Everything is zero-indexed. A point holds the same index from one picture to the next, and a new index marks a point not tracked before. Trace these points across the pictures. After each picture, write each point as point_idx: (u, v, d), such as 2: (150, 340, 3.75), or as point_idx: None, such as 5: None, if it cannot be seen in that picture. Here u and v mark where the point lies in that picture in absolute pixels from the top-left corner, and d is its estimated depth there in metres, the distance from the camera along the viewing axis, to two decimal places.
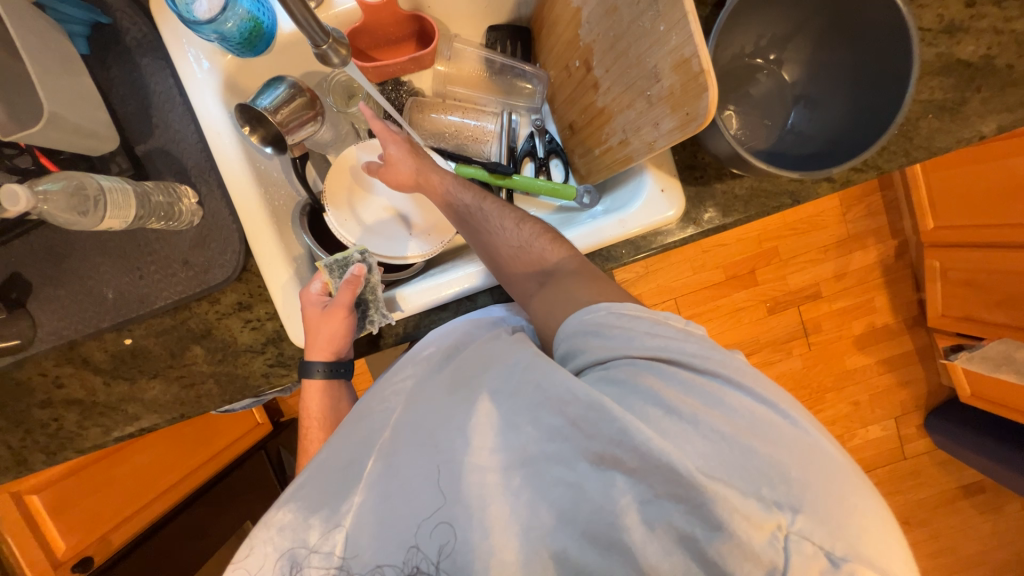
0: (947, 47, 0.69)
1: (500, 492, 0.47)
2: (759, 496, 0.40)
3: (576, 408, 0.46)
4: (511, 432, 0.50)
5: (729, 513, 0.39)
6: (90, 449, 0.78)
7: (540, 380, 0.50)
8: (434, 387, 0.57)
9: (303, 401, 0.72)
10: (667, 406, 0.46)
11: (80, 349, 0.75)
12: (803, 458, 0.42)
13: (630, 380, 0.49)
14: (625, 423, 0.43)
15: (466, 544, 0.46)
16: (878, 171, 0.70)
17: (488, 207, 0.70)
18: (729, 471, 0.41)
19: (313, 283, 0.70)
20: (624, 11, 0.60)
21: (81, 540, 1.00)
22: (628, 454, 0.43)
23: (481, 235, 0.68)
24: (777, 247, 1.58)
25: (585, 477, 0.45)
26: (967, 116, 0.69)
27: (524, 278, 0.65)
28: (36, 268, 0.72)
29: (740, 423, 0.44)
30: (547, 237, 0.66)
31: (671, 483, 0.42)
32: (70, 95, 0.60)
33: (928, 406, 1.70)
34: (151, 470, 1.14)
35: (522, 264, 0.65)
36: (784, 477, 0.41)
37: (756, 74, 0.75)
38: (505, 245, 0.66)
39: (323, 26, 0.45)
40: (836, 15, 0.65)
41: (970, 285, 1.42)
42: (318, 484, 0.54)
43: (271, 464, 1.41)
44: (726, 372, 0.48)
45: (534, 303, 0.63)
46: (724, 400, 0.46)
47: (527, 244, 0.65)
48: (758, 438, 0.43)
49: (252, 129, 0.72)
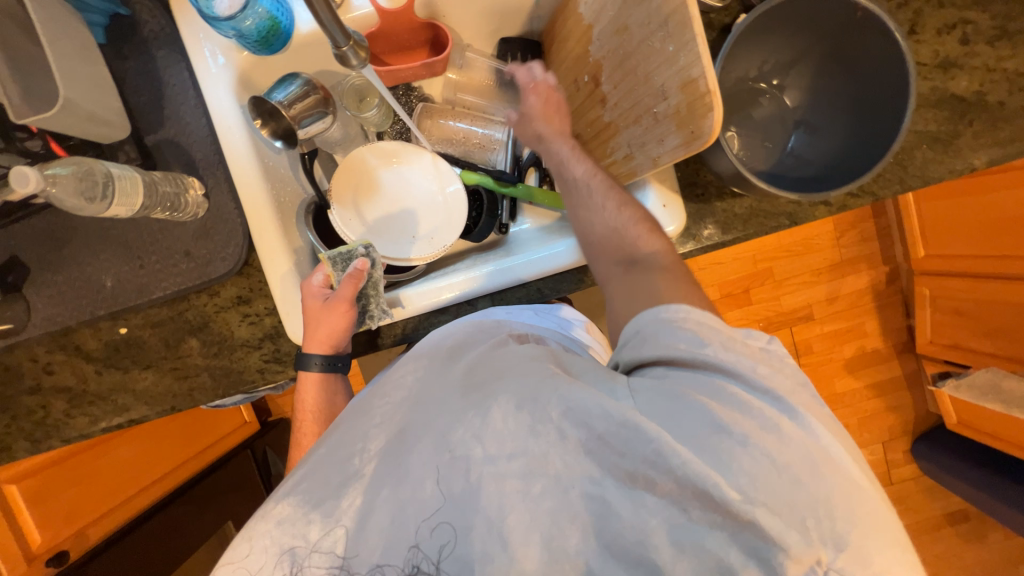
0: (941, 82, 0.72)
1: (520, 499, 0.46)
2: (802, 529, 0.40)
3: (606, 424, 0.45)
4: (531, 437, 0.47)
5: (764, 539, 0.40)
6: (75, 439, 0.77)
7: (566, 392, 0.47)
8: (448, 390, 0.55)
9: (298, 394, 0.72)
10: (714, 425, 0.44)
11: (73, 336, 0.74)
12: (854, 496, 0.41)
13: (684, 394, 0.46)
14: (661, 444, 0.43)
15: (486, 557, 0.46)
16: (873, 198, 0.72)
17: (596, 185, 0.64)
18: (772, 497, 0.41)
19: (315, 275, 0.71)
20: (634, 30, 0.61)
21: (57, 534, 0.97)
22: (663, 478, 0.43)
23: (581, 209, 0.64)
24: (772, 268, 1.61)
25: (612, 494, 0.44)
26: (959, 148, 0.71)
27: (609, 261, 0.61)
28: (35, 253, 0.71)
29: (794, 453, 0.42)
30: (645, 225, 0.61)
31: (706, 507, 0.42)
32: (85, 82, 0.61)
33: (915, 432, 1.72)
34: (133, 464, 1.13)
35: (610, 247, 0.61)
36: (829, 513, 0.40)
37: (759, 97, 0.77)
38: (600, 224, 0.62)
39: (344, 28, 0.45)
40: (837, 46, 0.67)
41: (958, 314, 1.45)
42: (319, 480, 0.53)
43: (257, 463, 1.42)
44: (792, 400, 0.45)
45: (614, 288, 0.59)
46: (780, 426, 0.43)
47: (622, 228, 0.61)
48: (811, 472, 0.42)
49: (263, 123, 0.70)
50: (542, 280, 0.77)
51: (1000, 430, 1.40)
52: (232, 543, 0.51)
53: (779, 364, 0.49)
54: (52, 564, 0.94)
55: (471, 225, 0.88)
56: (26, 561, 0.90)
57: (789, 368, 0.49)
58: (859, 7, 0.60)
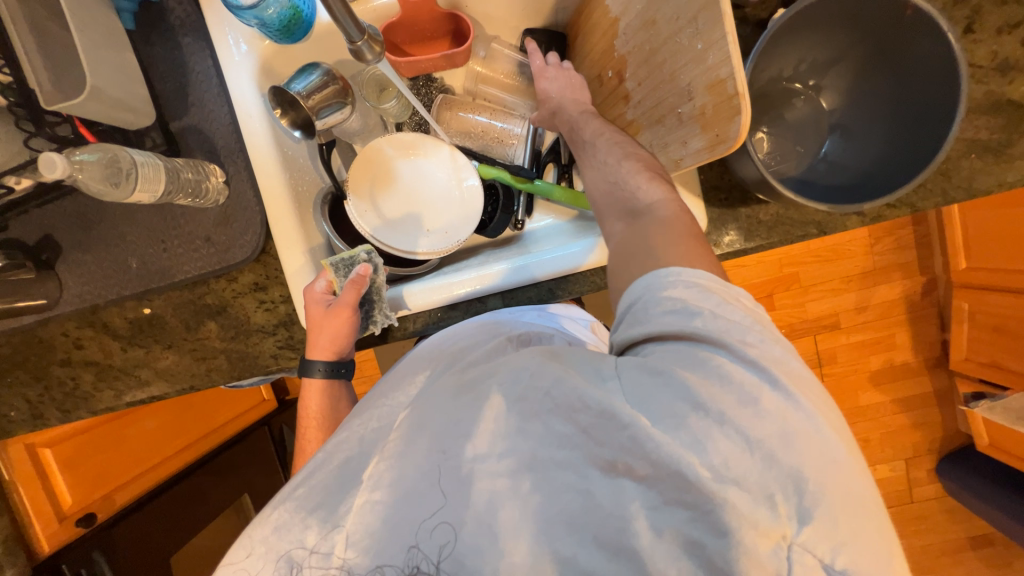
0: (998, 86, 0.66)
1: (509, 497, 0.44)
2: (770, 504, 0.38)
3: (588, 416, 0.43)
4: (519, 435, 0.45)
5: (736, 519, 0.38)
6: (101, 411, 0.81)
7: (549, 385, 0.45)
8: (442, 390, 0.54)
9: (302, 400, 0.73)
10: (691, 401, 0.41)
11: (102, 313, 0.78)
12: (830, 467, 0.39)
13: (665, 370, 0.43)
14: (637, 430, 0.41)
15: (476, 551, 0.44)
16: (911, 210, 0.68)
17: (601, 140, 0.65)
18: (744, 474, 0.39)
19: (318, 281, 0.70)
20: (662, 25, 0.58)
21: (86, 497, 1.03)
22: (639, 463, 0.41)
23: (587, 168, 0.65)
24: (798, 273, 1.55)
25: (595, 486, 0.42)
26: (1011, 159, 0.66)
27: (612, 216, 0.58)
28: (66, 233, 0.74)
29: (770, 429, 0.39)
30: (647, 174, 0.57)
31: (680, 490, 0.39)
32: (113, 69, 0.62)
33: (941, 451, 1.65)
34: (157, 435, 1.18)
35: (613, 201, 0.59)
36: (803, 490, 0.38)
37: (794, 98, 0.73)
38: (602, 180, 0.61)
39: (359, 23, 0.45)
40: (883, 45, 0.62)
41: (999, 331, 1.37)
42: (319, 483, 0.52)
43: (273, 441, 1.46)
44: (776, 371, 0.41)
45: (615, 241, 0.56)
46: (760, 400, 0.40)
47: (623, 180, 0.59)
48: (786, 449, 0.39)
49: (283, 112, 0.71)
50: (554, 280, 0.76)
51: None
52: (232, 547, 0.51)
53: (770, 329, 0.45)
54: (82, 525, 1.00)
55: (486, 220, 0.87)
56: (58, 521, 0.97)
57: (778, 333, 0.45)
58: (910, 4, 0.56)
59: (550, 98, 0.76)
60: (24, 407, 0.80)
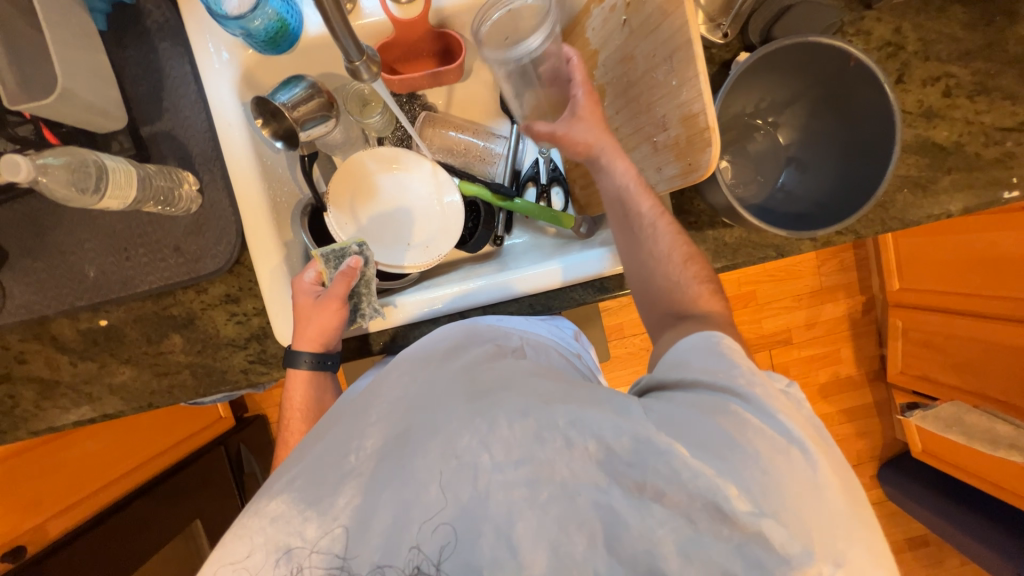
0: (924, 130, 0.75)
1: (527, 506, 0.47)
2: (804, 540, 0.41)
3: (618, 438, 0.47)
4: (537, 444, 0.48)
5: (767, 550, 0.41)
6: (43, 432, 0.74)
7: (579, 407, 0.49)
8: (456, 391, 0.57)
9: (286, 390, 0.72)
10: (725, 441, 0.45)
11: (50, 326, 0.72)
12: (851, 516, 0.43)
13: (700, 415, 0.48)
14: (673, 457, 0.44)
15: (495, 564, 0.46)
16: (856, 237, 0.75)
17: (661, 228, 0.65)
18: (778, 508, 0.42)
19: (308, 272, 0.71)
20: (639, 60, 0.63)
21: (15, 527, 0.92)
22: (673, 489, 0.44)
23: (639, 251, 0.65)
24: (754, 292, 1.65)
25: (620, 505, 0.45)
26: (937, 194, 0.75)
27: (662, 313, 0.64)
28: (15, 238, 0.69)
29: (796, 472, 0.44)
30: (706, 285, 0.64)
31: (714, 518, 0.43)
32: (85, 70, 0.60)
33: (881, 458, 1.78)
34: (101, 456, 1.10)
35: (668, 300, 0.64)
36: (830, 532, 0.42)
37: (755, 133, 0.80)
38: (662, 276, 0.64)
39: (359, 44, 0.46)
40: (829, 91, 0.70)
41: (927, 346, 1.51)
42: (313, 472, 0.54)
43: (229, 462, 1.39)
44: (804, 432, 0.46)
45: (668, 335, 0.62)
46: (789, 448, 0.45)
47: (681, 283, 0.64)
48: (811, 492, 0.43)
49: (264, 123, 0.70)
50: (534, 296, 0.78)
51: (963, 460, 1.46)
52: (221, 542, 0.51)
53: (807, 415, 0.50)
54: (8, 559, 0.89)
55: (467, 235, 0.89)
56: None
57: (807, 411, 0.50)
58: (853, 56, 0.63)
59: (595, 132, 0.65)
60: None
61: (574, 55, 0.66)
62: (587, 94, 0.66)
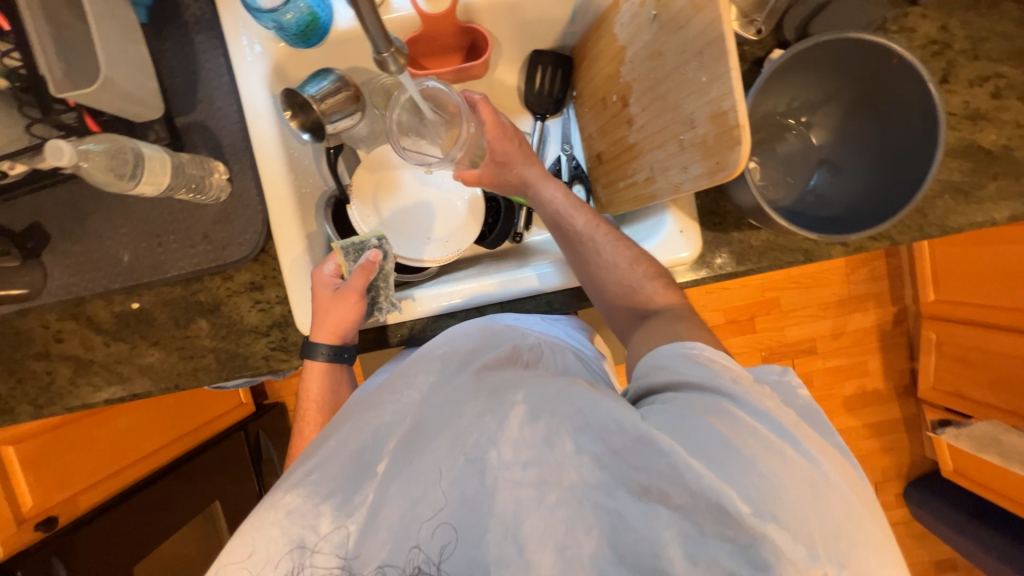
0: (969, 133, 0.72)
1: (535, 507, 0.47)
2: (810, 544, 0.40)
3: (621, 440, 0.46)
4: (546, 446, 0.48)
5: (774, 555, 0.40)
6: (76, 408, 0.78)
7: (581, 405, 0.49)
8: (460, 390, 0.56)
9: (304, 380, 0.74)
10: (723, 444, 0.44)
11: (86, 307, 0.75)
12: (854, 512, 0.42)
13: (692, 416, 0.47)
14: (675, 458, 0.43)
15: (501, 562, 0.47)
16: (891, 243, 0.73)
17: (600, 239, 0.70)
18: (782, 510, 0.41)
19: (327, 264, 0.72)
20: (668, 56, 0.61)
21: (47, 499, 0.97)
22: (675, 490, 0.43)
23: (590, 265, 0.70)
24: (778, 298, 1.60)
25: (625, 506, 0.45)
26: (980, 200, 0.72)
27: (625, 315, 0.69)
28: (56, 222, 0.72)
29: (797, 474, 0.43)
30: (659, 280, 0.68)
31: (720, 521, 0.42)
32: (126, 61, 0.62)
33: (908, 476, 1.71)
34: (131, 435, 1.14)
35: (625, 302, 0.69)
36: (835, 533, 0.41)
37: (787, 133, 0.77)
38: (614, 282, 0.69)
39: (387, 35, 0.46)
40: (868, 90, 0.67)
41: (963, 362, 1.44)
42: (331, 470, 0.54)
43: (249, 446, 1.43)
44: (800, 434, 0.45)
45: (634, 340, 0.66)
46: (785, 451, 0.44)
47: (635, 286, 0.68)
48: (814, 493, 0.42)
49: (293, 115, 0.71)
50: (552, 293, 0.77)
51: (997, 483, 1.39)
52: (238, 534, 0.51)
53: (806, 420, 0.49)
54: (42, 529, 0.94)
55: (486, 231, 0.89)
56: (14, 524, 0.91)
57: (801, 401, 0.51)
58: (896, 54, 0.60)
59: (517, 168, 0.76)
60: None
61: (476, 99, 0.75)
62: (498, 137, 0.75)
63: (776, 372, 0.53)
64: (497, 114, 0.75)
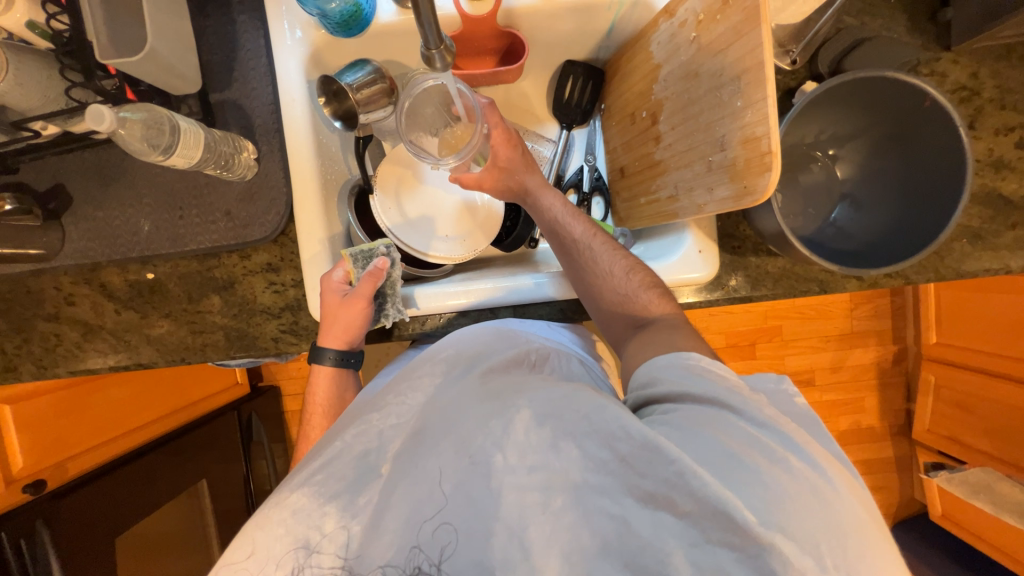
0: (992, 181, 0.72)
1: (540, 512, 0.47)
2: (817, 555, 0.41)
3: (628, 446, 0.46)
4: (553, 453, 0.48)
5: (783, 564, 0.40)
6: (80, 373, 0.77)
7: (588, 411, 0.49)
8: (465, 390, 0.56)
9: (309, 389, 0.75)
10: (726, 454, 0.45)
11: (101, 273, 0.75)
12: (859, 518, 0.43)
13: (695, 427, 0.48)
14: (682, 466, 0.44)
15: (506, 564, 0.46)
16: (906, 281, 0.73)
17: (597, 247, 0.71)
18: (789, 522, 0.42)
19: (336, 270, 0.72)
20: (704, 79, 0.62)
21: (38, 462, 0.96)
22: (683, 498, 0.43)
23: (587, 273, 0.71)
24: (781, 327, 1.61)
25: (630, 512, 0.45)
26: (997, 248, 0.72)
27: (620, 323, 0.69)
28: (80, 185, 0.72)
29: (802, 483, 0.43)
30: (655, 292, 0.69)
31: (726, 530, 0.42)
32: (170, 33, 0.62)
33: (897, 516, 1.71)
34: (124, 406, 1.14)
35: (622, 312, 0.69)
36: (842, 542, 0.41)
37: (811, 164, 0.78)
38: (612, 291, 0.69)
39: (439, 33, 0.48)
40: (897, 128, 0.68)
41: (962, 408, 1.45)
42: (336, 471, 0.54)
43: (240, 425, 1.43)
44: (801, 441, 0.47)
45: (628, 351, 0.66)
46: (789, 459, 0.45)
47: (633, 295, 0.68)
48: (821, 503, 0.43)
49: (326, 102, 0.72)
50: (566, 301, 0.78)
51: (988, 531, 1.39)
52: (243, 531, 0.51)
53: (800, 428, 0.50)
54: (30, 491, 0.92)
55: (503, 234, 0.90)
56: (5, 484, 0.89)
57: (798, 410, 0.53)
58: (928, 95, 0.61)
59: (519, 175, 0.76)
60: None
61: (483, 103, 0.73)
62: (501, 143, 0.75)
63: (773, 381, 0.55)
64: (503, 120, 0.75)
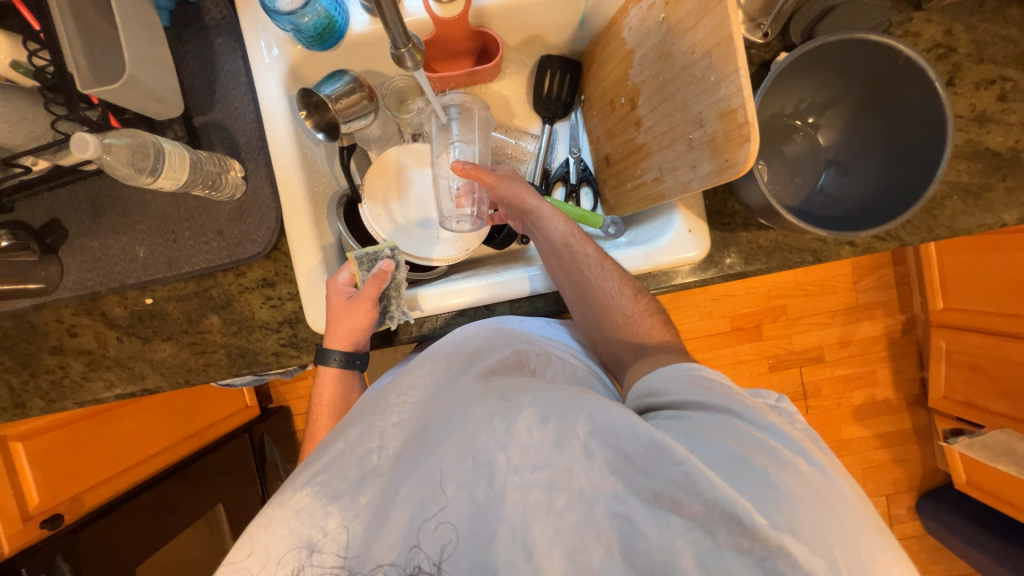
0: (977, 135, 0.72)
1: (543, 510, 0.47)
2: (828, 557, 0.41)
3: (634, 445, 0.46)
4: (556, 450, 0.48)
5: (790, 565, 0.41)
6: (87, 403, 0.78)
7: (593, 412, 0.49)
8: (468, 393, 0.57)
9: (315, 390, 0.75)
10: (734, 456, 0.46)
11: (101, 302, 0.76)
12: (867, 521, 0.44)
13: (703, 432, 0.49)
14: (689, 466, 0.44)
15: (509, 565, 0.47)
16: (899, 243, 0.73)
17: (606, 271, 0.70)
18: (799, 525, 0.42)
19: (341, 273, 0.72)
20: (677, 58, 0.63)
21: (54, 497, 0.96)
22: (690, 499, 0.43)
23: (591, 293, 0.70)
24: (785, 305, 1.59)
25: (635, 512, 0.45)
26: (990, 202, 0.72)
27: (620, 350, 0.72)
28: (74, 218, 0.74)
29: (810, 486, 0.44)
30: (657, 319, 0.71)
31: (734, 532, 0.42)
32: (149, 60, 0.64)
33: (920, 488, 1.68)
34: (136, 435, 1.14)
35: (625, 335, 0.71)
36: (856, 547, 0.42)
37: (793, 134, 0.78)
38: (617, 313, 0.70)
39: (406, 32, 0.50)
40: (877, 91, 0.68)
41: (975, 370, 1.42)
42: (339, 471, 0.54)
43: (253, 448, 1.43)
44: (806, 444, 0.48)
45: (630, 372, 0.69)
46: (797, 464, 0.46)
47: (636, 320, 0.70)
48: (828, 504, 0.44)
49: (307, 114, 0.74)
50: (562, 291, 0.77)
51: (1012, 496, 1.37)
52: (245, 532, 0.51)
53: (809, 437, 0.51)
54: (46, 527, 0.92)
55: (495, 232, 0.90)
56: (21, 522, 0.89)
57: (800, 422, 0.52)
58: (902, 55, 0.62)
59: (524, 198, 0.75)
60: (7, 395, 0.77)
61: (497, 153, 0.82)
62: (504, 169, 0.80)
63: (773, 398, 0.55)
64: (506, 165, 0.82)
